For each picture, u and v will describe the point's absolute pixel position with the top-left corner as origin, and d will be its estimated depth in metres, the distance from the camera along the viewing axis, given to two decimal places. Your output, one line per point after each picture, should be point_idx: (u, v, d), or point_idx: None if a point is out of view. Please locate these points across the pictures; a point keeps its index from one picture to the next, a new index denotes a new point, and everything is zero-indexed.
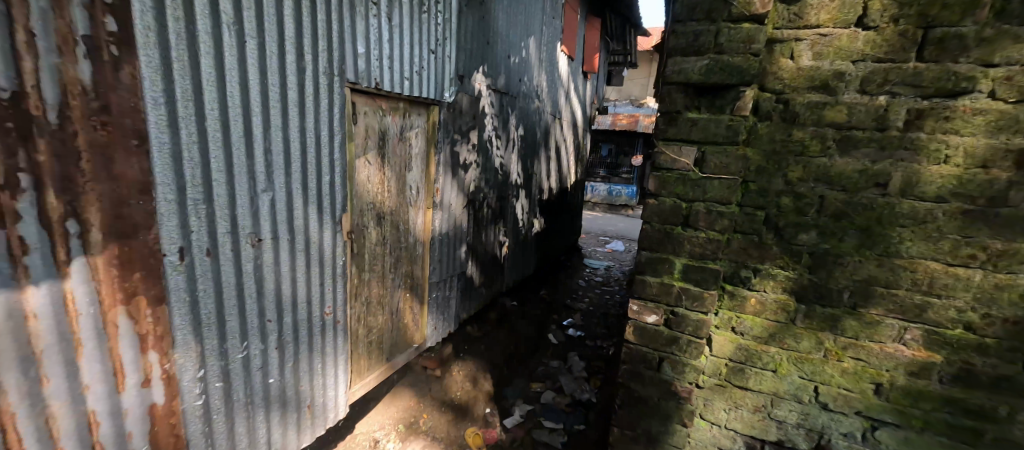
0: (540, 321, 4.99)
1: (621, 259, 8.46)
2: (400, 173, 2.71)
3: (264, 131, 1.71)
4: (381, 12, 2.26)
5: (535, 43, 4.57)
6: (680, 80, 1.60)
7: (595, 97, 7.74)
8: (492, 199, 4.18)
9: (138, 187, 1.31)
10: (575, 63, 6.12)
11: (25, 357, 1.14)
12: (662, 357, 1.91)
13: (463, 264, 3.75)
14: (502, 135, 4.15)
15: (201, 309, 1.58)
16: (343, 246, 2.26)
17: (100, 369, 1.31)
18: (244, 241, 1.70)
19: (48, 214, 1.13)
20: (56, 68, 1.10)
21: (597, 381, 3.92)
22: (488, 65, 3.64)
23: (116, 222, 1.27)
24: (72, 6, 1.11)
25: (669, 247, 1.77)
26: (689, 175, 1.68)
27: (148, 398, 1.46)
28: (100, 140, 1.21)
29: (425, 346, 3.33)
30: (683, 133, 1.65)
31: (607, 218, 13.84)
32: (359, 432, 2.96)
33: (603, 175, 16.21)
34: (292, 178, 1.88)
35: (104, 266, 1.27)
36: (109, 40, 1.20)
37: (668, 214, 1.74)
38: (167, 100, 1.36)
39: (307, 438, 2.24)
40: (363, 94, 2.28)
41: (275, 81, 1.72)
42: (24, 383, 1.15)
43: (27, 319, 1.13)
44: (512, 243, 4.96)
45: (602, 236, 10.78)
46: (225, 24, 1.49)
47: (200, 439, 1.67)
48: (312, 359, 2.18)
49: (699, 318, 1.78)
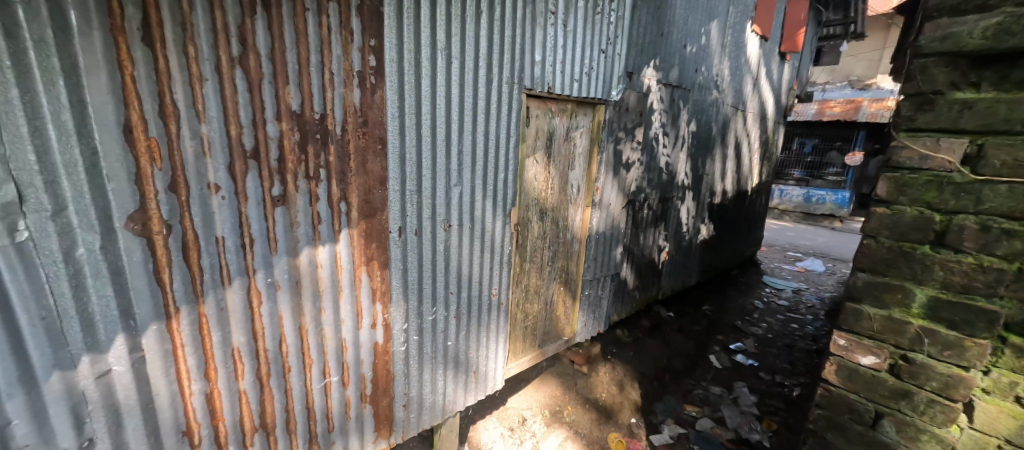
0: (701, 339, 4.61)
1: (819, 282, 6.88)
2: (564, 171, 2.78)
3: (459, 135, 2.01)
4: (558, 20, 2.34)
5: (718, 27, 4.06)
6: (944, 48, 1.40)
7: (793, 82, 6.42)
8: (654, 199, 3.94)
9: (379, 180, 1.72)
10: (769, 44, 5.19)
11: (314, 293, 1.63)
12: (880, 411, 1.71)
13: (619, 265, 3.66)
14: (670, 132, 3.86)
15: (408, 277, 1.97)
16: (510, 236, 2.48)
17: (350, 310, 1.78)
18: (439, 226, 2.04)
19: (331, 198, 1.59)
20: (343, 96, 1.54)
21: (771, 422, 3.44)
22: (661, 58, 3.43)
23: (365, 205, 1.70)
24: (352, 50, 1.53)
25: (907, 269, 1.55)
26: (952, 176, 1.42)
27: (374, 337, 1.91)
28: (361, 144, 1.62)
29: (574, 340, 3.40)
30: (944, 119, 1.43)
31: (798, 229, 11.45)
32: (510, 406, 3.21)
33: (798, 177, 13.44)
34: (476, 175, 2.16)
35: (358, 236, 1.71)
36: (371, 72, 1.60)
37: (909, 228, 1.52)
38: (399, 115, 1.73)
39: (471, 399, 2.57)
40: (537, 98, 2.43)
41: (470, 92, 1.99)
42: (312, 311, 1.65)
43: (316, 267, 1.61)
44: (673, 249, 4.59)
45: (790, 250, 8.97)
46: (439, 50, 1.81)
47: (402, 376, 2.10)
48: (478, 332, 2.48)
49: (949, 372, 1.51)
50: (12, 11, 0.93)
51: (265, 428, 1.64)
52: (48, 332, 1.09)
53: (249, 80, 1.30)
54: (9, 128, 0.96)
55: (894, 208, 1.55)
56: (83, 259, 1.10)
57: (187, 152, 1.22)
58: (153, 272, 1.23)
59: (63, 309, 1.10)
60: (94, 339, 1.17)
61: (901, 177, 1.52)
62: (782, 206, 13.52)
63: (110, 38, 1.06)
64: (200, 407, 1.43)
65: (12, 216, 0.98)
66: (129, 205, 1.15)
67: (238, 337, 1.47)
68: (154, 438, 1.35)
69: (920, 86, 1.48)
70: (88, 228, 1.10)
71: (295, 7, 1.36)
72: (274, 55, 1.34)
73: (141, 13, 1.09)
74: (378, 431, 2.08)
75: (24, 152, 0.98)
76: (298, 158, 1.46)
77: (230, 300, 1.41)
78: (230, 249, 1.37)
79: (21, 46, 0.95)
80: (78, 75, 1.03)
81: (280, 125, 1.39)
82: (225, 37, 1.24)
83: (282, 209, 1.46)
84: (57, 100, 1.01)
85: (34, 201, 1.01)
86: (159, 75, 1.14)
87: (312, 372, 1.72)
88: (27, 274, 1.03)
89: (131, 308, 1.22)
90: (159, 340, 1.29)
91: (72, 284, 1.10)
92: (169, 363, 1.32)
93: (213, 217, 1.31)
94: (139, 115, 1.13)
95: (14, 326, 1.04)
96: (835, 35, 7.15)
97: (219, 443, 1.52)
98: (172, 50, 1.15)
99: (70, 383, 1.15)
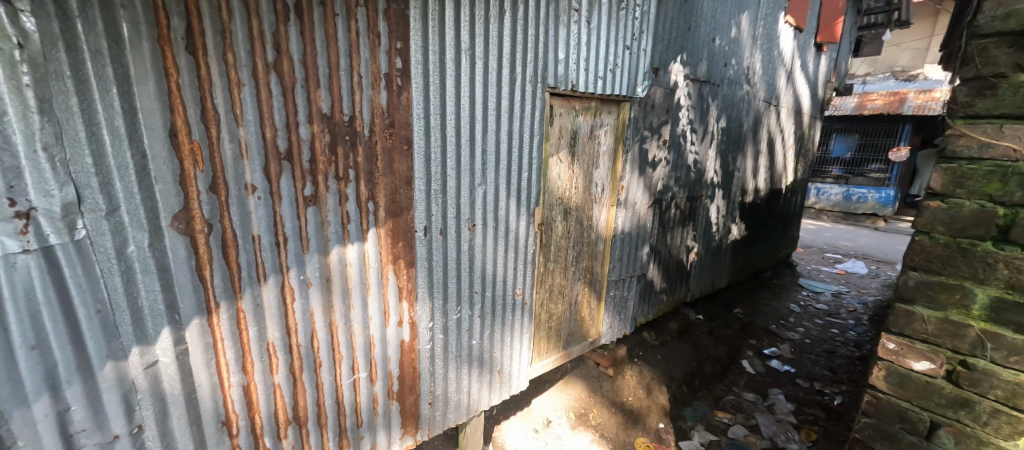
0: (733, 344, 4.47)
1: (861, 285, 6.53)
2: (588, 170, 2.75)
3: (483, 134, 2.01)
4: (581, 17, 2.32)
5: (748, 19, 3.92)
6: (1007, 27, 1.33)
7: (831, 74, 6.11)
8: (682, 198, 3.84)
9: (405, 179, 1.75)
10: (804, 35, 4.96)
11: (344, 290, 1.67)
12: (936, 422, 1.61)
13: (645, 266, 3.57)
14: (698, 129, 3.75)
15: (433, 275, 1.99)
16: (534, 235, 2.47)
17: (377, 307, 1.81)
18: (463, 225, 2.05)
19: (360, 198, 1.62)
20: (371, 98, 1.57)
21: (810, 432, 3.29)
22: (688, 53, 3.34)
23: (392, 204, 1.73)
24: (380, 54, 1.56)
25: (965, 267, 1.47)
26: (1019, 165, 1.34)
27: (400, 335, 1.93)
28: (388, 145, 1.65)
29: (600, 341, 3.34)
30: (1009, 104, 1.35)
31: (838, 230, 10.89)
32: (535, 407, 3.14)
33: (836, 174, 12.83)
34: (500, 175, 2.16)
35: (385, 235, 1.74)
36: (397, 74, 1.63)
37: (968, 222, 1.45)
38: (424, 115, 1.75)
39: (496, 398, 2.57)
40: (559, 97, 2.41)
41: (493, 91, 2.00)
42: (342, 307, 1.69)
43: (346, 265, 1.65)
44: (702, 249, 4.45)
45: (829, 252, 8.54)
46: (463, 50, 1.83)
47: (428, 375, 2.12)
48: (502, 332, 2.48)
49: (1015, 379, 1.40)
50: (71, 25, 0.99)
51: (297, 421, 1.69)
52: (103, 325, 1.16)
53: (283, 85, 1.35)
54: (69, 133, 1.02)
55: (950, 201, 1.49)
56: (134, 255, 1.17)
57: (226, 154, 1.27)
58: (196, 269, 1.30)
59: (115, 303, 1.16)
60: (143, 332, 1.23)
61: (959, 168, 1.46)
62: (818, 204, 13.09)
63: (157, 47, 1.12)
64: (238, 398, 1.49)
65: (72, 216, 1.05)
66: (175, 205, 1.21)
67: (273, 332, 1.52)
68: (197, 427, 1.42)
69: (980, 70, 1.41)
70: (138, 226, 1.16)
71: (325, 13, 1.40)
72: (306, 59, 1.38)
73: (185, 23, 1.15)
74: (405, 428, 2.11)
75: (82, 155, 1.05)
76: (329, 159, 1.50)
77: (265, 296, 1.47)
78: (266, 246, 1.43)
79: (79, 57, 1.01)
80: (129, 83, 1.09)
81: (312, 128, 1.43)
82: (261, 44, 1.29)
83: (313, 208, 1.50)
84: (111, 107, 1.07)
85: (91, 201, 1.08)
86: (201, 82, 1.20)
87: (342, 367, 1.77)
88: (85, 270, 1.10)
89: (176, 302, 1.28)
90: (201, 333, 1.35)
91: (124, 280, 1.16)
92: (210, 356, 1.39)
93: (251, 217, 1.36)
94: (184, 119, 1.19)
95: (73, 318, 1.11)
96: (877, 24, 6.78)
97: (256, 435, 1.58)
98: (213, 58, 1.21)
99: (122, 372, 1.22)
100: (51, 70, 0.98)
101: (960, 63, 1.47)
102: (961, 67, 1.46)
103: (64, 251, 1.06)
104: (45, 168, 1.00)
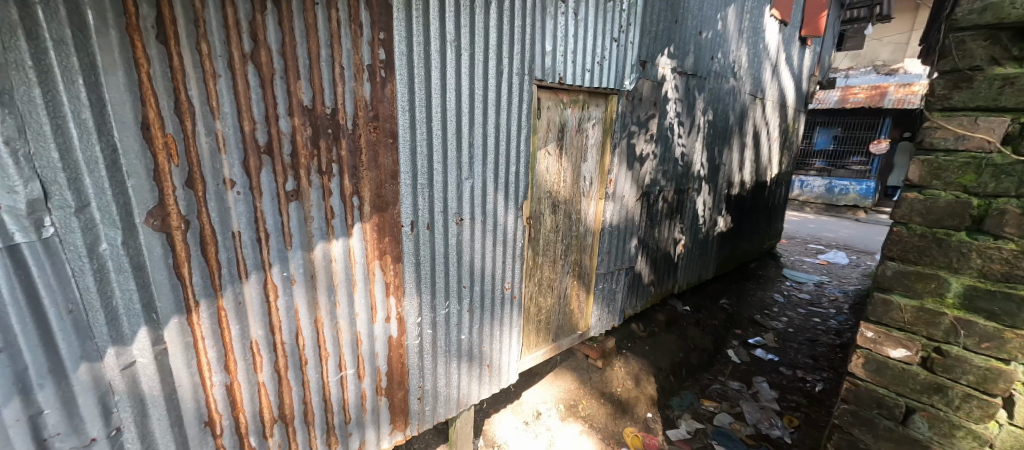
0: (719, 334, 4.56)
1: (843, 275, 6.71)
2: (576, 163, 2.75)
3: (470, 127, 2.00)
4: (568, 9, 2.30)
5: (735, 13, 3.93)
6: (983, 21, 1.36)
7: (815, 68, 6.19)
8: (670, 191, 3.87)
9: (391, 174, 1.72)
10: (789, 29, 5.01)
11: (329, 287, 1.65)
12: (911, 407, 1.67)
13: (634, 258, 3.61)
14: (685, 122, 3.77)
15: (421, 271, 1.98)
16: (523, 229, 2.47)
17: (363, 303, 1.79)
18: (451, 220, 2.04)
19: (344, 192, 1.59)
20: (354, 90, 1.53)
21: (793, 418, 3.38)
22: (675, 46, 3.34)
23: (377, 199, 1.70)
24: (362, 44, 1.53)
25: (941, 256, 1.51)
26: (991, 158, 1.38)
27: (388, 331, 1.92)
28: (372, 139, 1.62)
29: (588, 334, 3.36)
30: (983, 97, 1.39)
31: (821, 221, 11.14)
32: (525, 400, 3.14)
33: (819, 167, 13.05)
34: (488, 168, 2.14)
35: (371, 230, 1.72)
36: (380, 66, 1.59)
37: (943, 213, 1.48)
38: (409, 107, 1.72)
39: (486, 391, 2.58)
40: (547, 89, 2.39)
41: (480, 84, 1.98)
42: (327, 304, 1.67)
43: (331, 261, 1.63)
44: (689, 242, 4.50)
45: (813, 243, 8.73)
46: (448, 42, 1.80)
47: (417, 370, 2.11)
48: (492, 327, 2.48)
49: (986, 364, 1.46)
50: (32, 12, 0.94)
51: (284, 420, 1.67)
52: (75, 326, 1.12)
53: (261, 76, 1.32)
54: (32, 126, 0.98)
55: (927, 193, 1.52)
56: (106, 254, 1.13)
57: (203, 147, 1.24)
58: (173, 267, 1.26)
59: (89, 303, 1.13)
60: (120, 332, 1.20)
61: (936, 160, 1.49)
62: (801, 196, 13.37)
63: (125, 37, 1.07)
64: (221, 398, 1.46)
65: (38, 213, 1.01)
66: (149, 201, 1.17)
67: (256, 330, 1.50)
68: (179, 428, 1.39)
69: (957, 63, 1.43)
70: (110, 224, 1.12)
71: (304, 2, 1.36)
72: (285, 50, 1.35)
73: (155, 12, 1.10)
74: (394, 424, 2.10)
75: (48, 149, 1.00)
76: (311, 152, 1.47)
77: (247, 294, 1.44)
78: (247, 243, 1.40)
79: (41, 45, 0.97)
80: (97, 74, 1.05)
81: (293, 120, 1.40)
82: (237, 34, 1.25)
83: (296, 204, 1.47)
84: (77, 98, 1.03)
85: (58, 197, 1.03)
86: (174, 72, 1.16)
87: (329, 364, 1.75)
88: (54, 269, 1.06)
89: (153, 302, 1.25)
90: (180, 332, 1.32)
91: (97, 279, 1.13)
92: (190, 356, 1.35)
93: (230, 212, 1.33)
94: (156, 112, 1.14)
95: (43, 319, 1.07)
96: (860, 18, 6.89)
97: (240, 434, 1.56)
98: (186, 48, 1.16)
99: (97, 374, 1.18)
100: (11, 61, 0.93)
101: (937, 56, 1.50)
102: (938, 60, 1.49)
103: (31, 250, 1.02)
104: (8, 164, 0.96)
